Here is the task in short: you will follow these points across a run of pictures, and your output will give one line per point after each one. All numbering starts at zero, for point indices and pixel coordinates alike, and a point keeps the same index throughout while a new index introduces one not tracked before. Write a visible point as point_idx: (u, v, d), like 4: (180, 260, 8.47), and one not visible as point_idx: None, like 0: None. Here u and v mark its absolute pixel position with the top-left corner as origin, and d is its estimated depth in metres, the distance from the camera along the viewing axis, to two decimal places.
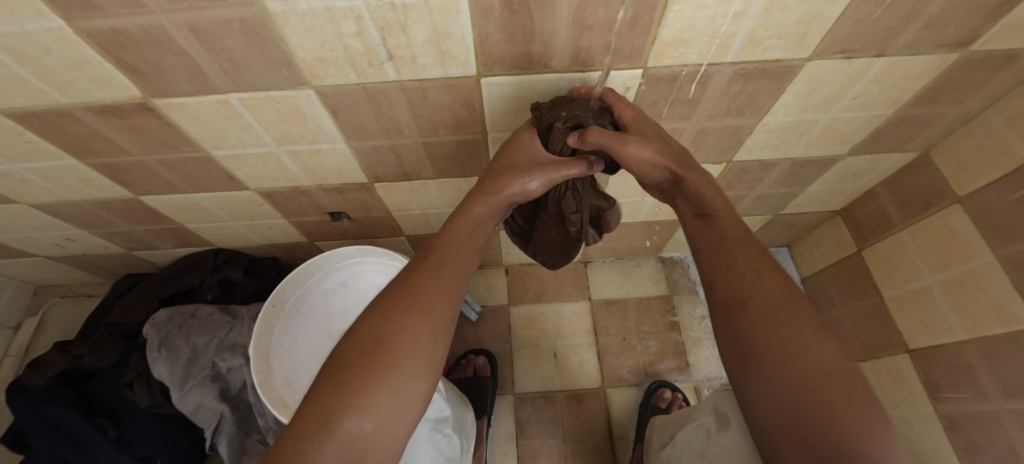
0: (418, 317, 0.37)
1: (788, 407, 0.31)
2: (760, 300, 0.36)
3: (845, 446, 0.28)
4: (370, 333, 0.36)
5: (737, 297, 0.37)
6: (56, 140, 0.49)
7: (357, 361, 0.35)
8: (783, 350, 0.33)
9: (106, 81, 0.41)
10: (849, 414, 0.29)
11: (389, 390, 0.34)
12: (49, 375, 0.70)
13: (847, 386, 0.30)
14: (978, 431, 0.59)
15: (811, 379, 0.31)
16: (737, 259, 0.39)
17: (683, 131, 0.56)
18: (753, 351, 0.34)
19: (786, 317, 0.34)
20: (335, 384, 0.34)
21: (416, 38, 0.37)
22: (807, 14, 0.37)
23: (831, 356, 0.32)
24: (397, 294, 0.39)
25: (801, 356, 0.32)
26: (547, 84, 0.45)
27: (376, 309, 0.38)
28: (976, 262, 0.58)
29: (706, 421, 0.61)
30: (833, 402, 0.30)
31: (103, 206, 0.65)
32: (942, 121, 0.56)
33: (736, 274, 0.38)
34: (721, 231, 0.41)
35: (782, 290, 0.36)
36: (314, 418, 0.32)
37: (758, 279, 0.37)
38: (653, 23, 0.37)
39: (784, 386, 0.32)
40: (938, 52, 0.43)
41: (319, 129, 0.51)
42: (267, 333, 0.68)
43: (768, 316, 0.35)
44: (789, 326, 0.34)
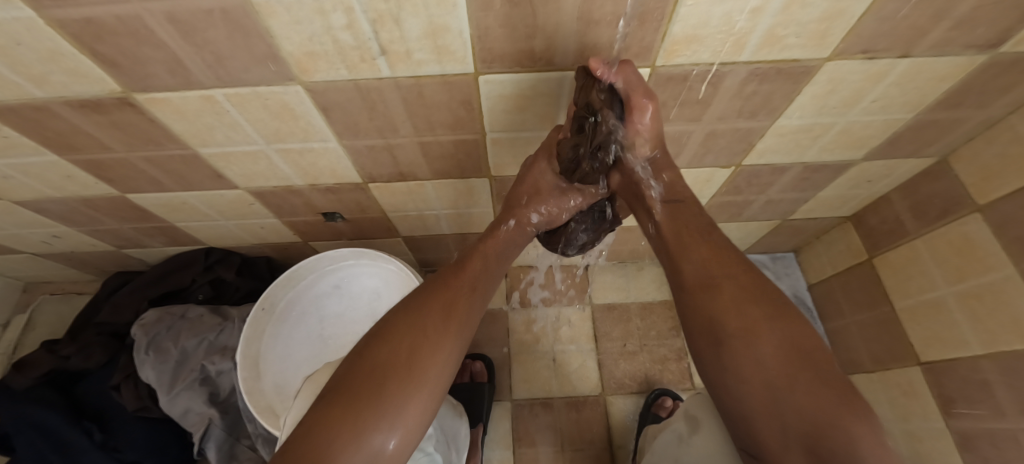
0: (446, 336, 0.39)
1: (762, 385, 0.32)
2: (726, 286, 0.37)
3: (817, 419, 0.29)
4: (405, 347, 0.36)
5: (705, 285, 0.38)
6: (35, 135, 0.47)
7: (383, 377, 0.34)
8: (753, 331, 0.34)
9: (83, 74, 0.39)
10: (817, 387, 0.30)
11: (418, 403, 0.35)
12: (34, 376, 0.68)
13: (813, 360, 0.32)
14: (993, 450, 0.57)
15: (781, 357, 0.32)
16: (697, 250, 0.41)
17: (692, 133, 0.53)
18: (724, 336, 0.35)
19: (749, 298, 0.36)
20: (363, 394, 0.33)
21: (411, 32, 0.35)
22: (831, 11, 0.34)
23: (795, 333, 0.33)
24: (427, 307, 0.40)
25: (769, 336, 0.33)
26: (549, 83, 0.43)
27: (402, 322, 0.39)
28: (996, 274, 0.55)
29: (679, 426, 0.60)
30: (802, 377, 0.31)
31: (90, 203, 0.63)
32: (964, 126, 0.53)
33: (701, 263, 0.40)
34: (685, 223, 0.43)
35: (741, 273, 0.38)
36: (338, 428, 0.32)
37: (723, 267, 0.39)
38: (664, 19, 0.35)
39: (754, 368, 0.33)
40: (967, 53, 0.41)
41: (310, 127, 0.48)
42: (257, 336, 0.67)
43: (735, 301, 0.36)
44: (754, 308, 0.35)
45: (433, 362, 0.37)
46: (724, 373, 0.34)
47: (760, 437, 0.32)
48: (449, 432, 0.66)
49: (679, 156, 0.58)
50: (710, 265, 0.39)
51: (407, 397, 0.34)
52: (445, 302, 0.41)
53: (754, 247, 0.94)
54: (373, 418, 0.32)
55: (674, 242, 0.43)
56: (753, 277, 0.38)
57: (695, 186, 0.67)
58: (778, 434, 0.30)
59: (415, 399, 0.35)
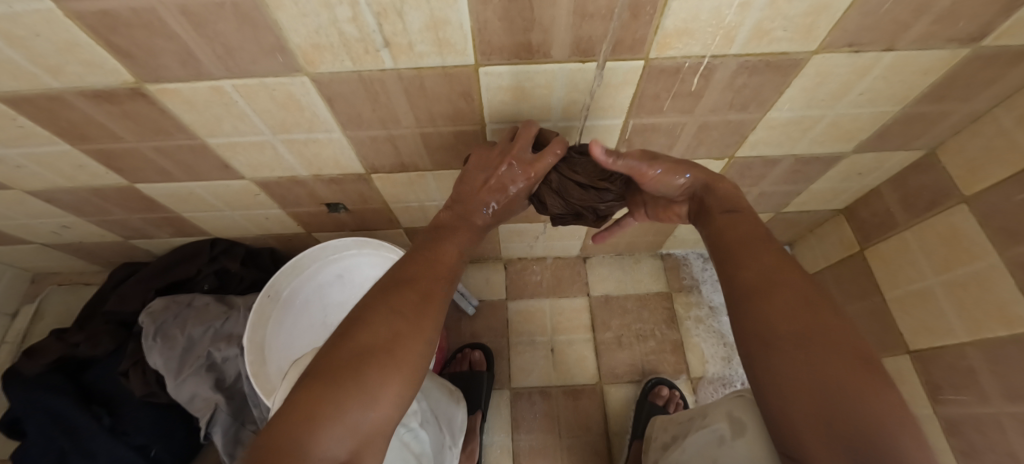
0: (422, 320, 0.40)
1: (811, 389, 0.31)
2: (785, 291, 0.36)
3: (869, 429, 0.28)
4: (385, 330, 0.38)
5: (761, 286, 0.37)
6: (49, 125, 0.49)
7: (366, 357, 0.36)
8: (809, 338, 0.33)
9: (97, 65, 0.40)
10: (870, 397, 0.29)
11: (395, 380, 0.36)
12: (45, 363, 0.70)
13: (867, 371, 0.30)
14: (978, 435, 0.59)
15: (834, 364, 0.31)
16: (757, 254, 0.39)
17: (685, 125, 0.55)
18: (776, 338, 0.34)
19: (807, 305, 0.35)
20: (344, 371, 0.35)
21: (413, 25, 0.36)
22: (815, 6, 0.36)
23: (851, 343, 0.32)
24: (406, 293, 0.41)
25: (822, 343, 0.32)
26: (546, 75, 0.44)
27: (380, 306, 0.40)
28: (981, 263, 0.57)
29: (719, 426, 0.59)
30: (854, 386, 0.29)
31: (99, 194, 0.64)
32: (951, 119, 0.55)
33: (757, 268, 0.38)
34: (743, 229, 0.42)
35: (802, 282, 0.36)
36: (324, 402, 0.33)
37: (781, 273, 0.37)
38: (656, 13, 0.36)
39: (804, 371, 0.31)
40: (948, 47, 0.42)
41: (315, 118, 0.50)
42: (262, 324, 0.68)
43: (793, 307, 0.35)
44: (814, 316, 0.34)
45: (410, 342, 0.38)
46: (770, 374, 0.33)
47: (800, 444, 0.31)
48: (442, 415, 0.69)
49: (672, 148, 0.60)
50: (768, 270, 0.38)
51: (386, 374, 0.36)
52: (420, 287, 0.42)
53: None
54: (353, 393, 0.34)
55: (729, 246, 0.42)
56: (814, 286, 0.36)
57: None
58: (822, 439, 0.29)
59: (394, 377, 0.36)
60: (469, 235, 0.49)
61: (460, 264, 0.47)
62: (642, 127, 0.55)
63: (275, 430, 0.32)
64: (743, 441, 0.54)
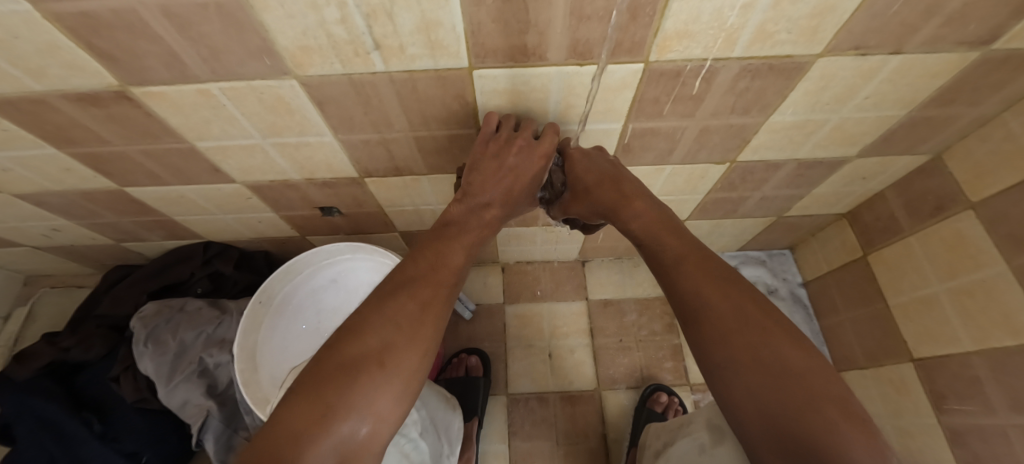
0: (421, 328, 0.38)
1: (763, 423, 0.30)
2: (715, 317, 0.34)
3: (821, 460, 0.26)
4: (379, 338, 0.36)
5: (693, 311, 0.36)
6: (34, 128, 0.48)
7: (356, 367, 0.35)
8: (748, 364, 0.32)
9: (80, 67, 0.39)
10: (822, 423, 0.28)
11: (389, 392, 0.35)
12: (36, 367, 0.69)
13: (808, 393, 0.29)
14: (983, 445, 0.58)
15: (778, 393, 0.30)
16: (682, 276, 0.38)
17: (686, 129, 0.54)
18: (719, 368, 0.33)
19: (738, 328, 0.33)
20: (336, 382, 0.34)
21: (404, 27, 0.35)
22: (821, 7, 0.35)
23: (793, 362, 0.31)
24: (404, 300, 0.39)
25: (762, 370, 0.31)
26: (542, 78, 0.43)
27: (377, 316, 0.38)
28: (987, 270, 0.56)
29: (700, 435, 0.60)
30: (803, 414, 0.28)
31: (89, 197, 0.63)
32: (958, 123, 0.53)
33: (688, 291, 0.37)
34: (662, 248, 0.40)
35: (730, 301, 0.35)
36: (312, 416, 0.32)
37: (705, 290, 0.36)
38: (656, 14, 0.35)
39: (747, 396, 0.31)
40: (958, 49, 0.41)
41: (305, 121, 0.49)
42: (254, 329, 0.67)
43: (726, 332, 0.33)
44: (749, 340, 0.33)
45: (406, 353, 0.36)
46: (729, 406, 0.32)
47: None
48: (440, 424, 0.68)
49: (673, 151, 0.59)
50: (696, 293, 0.36)
51: (379, 386, 0.34)
52: (420, 293, 0.40)
53: (750, 244, 0.94)
54: (344, 406, 0.33)
55: (659, 270, 0.40)
56: (745, 302, 0.35)
57: (690, 182, 0.67)
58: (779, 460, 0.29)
59: (388, 389, 0.35)
60: (482, 235, 0.47)
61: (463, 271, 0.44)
62: (642, 131, 0.54)
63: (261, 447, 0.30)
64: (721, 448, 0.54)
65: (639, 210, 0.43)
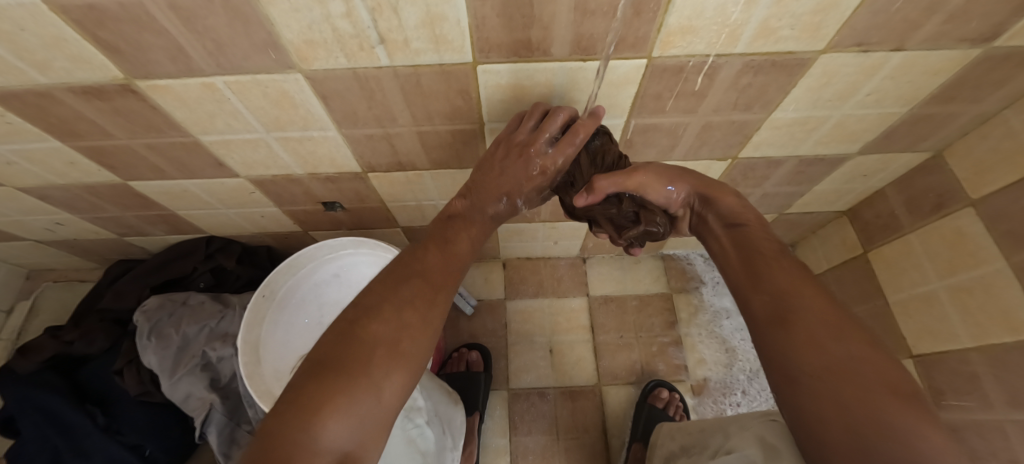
0: (432, 310, 0.38)
1: (846, 428, 0.26)
2: (806, 315, 0.32)
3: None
4: (394, 321, 0.36)
5: (781, 315, 0.33)
6: (39, 121, 0.48)
7: (370, 345, 0.34)
8: (835, 371, 0.28)
9: (85, 60, 0.39)
10: (924, 439, 0.24)
11: (404, 371, 0.35)
12: (39, 360, 0.69)
13: (904, 406, 0.26)
14: (980, 441, 0.58)
15: (861, 399, 0.27)
16: (774, 272, 0.36)
17: (687, 126, 0.54)
18: (797, 370, 0.30)
19: (834, 332, 0.30)
20: (348, 361, 0.33)
21: (408, 21, 0.35)
22: (824, 4, 0.35)
23: (881, 374, 0.28)
24: (419, 282, 0.39)
25: (850, 377, 0.28)
26: (546, 73, 0.43)
27: (393, 297, 0.37)
28: (987, 267, 0.56)
29: (749, 451, 0.49)
30: (890, 421, 0.25)
31: (92, 191, 0.63)
32: (959, 121, 0.54)
33: (776, 288, 0.35)
34: (758, 247, 0.39)
35: (825, 305, 0.32)
36: (335, 392, 0.31)
37: (796, 298, 0.33)
38: (659, 10, 0.35)
39: (833, 409, 0.27)
40: (960, 47, 0.41)
41: (309, 115, 0.49)
42: (258, 323, 0.68)
43: (814, 334, 0.31)
44: (834, 344, 0.30)
45: (420, 327, 0.37)
46: (799, 412, 0.29)
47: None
48: (444, 417, 0.67)
49: (675, 148, 0.59)
50: (787, 292, 0.34)
51: (395, 365, 0.34)
52: (437, 283, 0.40)
53: None
54: (360, 388, 0.32)
55: (747, 262, 0.38)
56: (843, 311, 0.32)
57: None
58: None
59: (404, 370, 0.35)
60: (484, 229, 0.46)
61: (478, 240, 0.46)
62: (644, 127, 0.54)
63: (273, 433, 0.28)
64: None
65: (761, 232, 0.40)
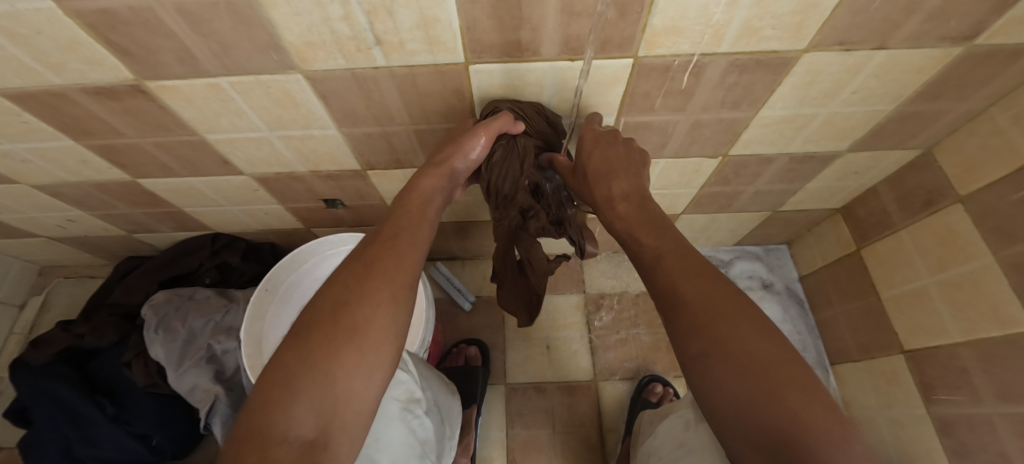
0: (371, 284, 0.37)
1: (729, 387, 0.29)
2: (690, 301, 0.33)
3: (782, 420, 0.26)
4: (332, 303, 0.36)
5: (670, 282, 0.35)
6: (54, 120, 0.50)
7: (312, 334, 0.34)
8: (718, 349, 0.30)
9: (98, 62, 0.41)
10: (783, 387, 0.27)
11: (357, 351, 0.34)
12: (50, 353, 0.72)
13: (775, 358, 0.29)
14: (970, 435, 0.59)
15: (746, 377, 0.28)
16: (664, 249, 0.37)
17: (678, 124, 0.55)
18: (688, 355, 0.31)
19: (710, 313, 0.32)
20: (294, 355, 0.33)
21: (403, 23, 0.37)
22: (804, 4, 0.36)
23: (732, 293, 0.33)
24: (353, 264, 0.40)
25: (734, 351, 0.29)
26: (536, 73, 0.45)
27: (332, 287, 0.38)
28: (976, 263, 0.57)
29: (684, 412, 0.61)
30: (766, 375, 0.28)
31: (103, 188, 0.66)
32: (946, 118, 0.54)
33: (663, 263, 0.36)
34: (644, 241, 0.39)
35: (708, 286, 0.33)
36: (287, 384, 0.32)
37: (683, 266, 0.35)
38: (643, 11, 0.37)
39: (717, 372, 0.29)
40: (941, 45, 0.42)
41: (311, 114, 0.51)
42: (260, 317, 0.70)
43: (696, 319, 0.32)
44: (715, 324, 0.31)
45: (360, 305, 0.36)
46: (695, 391, 0.31)
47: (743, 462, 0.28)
48: (443, 407, 0.69)
49: (666, 146, 0.60)
50: (671, 264, 0.36)
51: (339, 344, 0.34)
52: (370, 257, 0.40)
53: (746, 238, 0.96)
54: (313, 377, 0.32)
55: (639, 258, 0.39)
56: (724, 288, 0.33)
57: (684, 176, 0.69)
58: (748, 441, 0.27)
59: (350, 350, 0.34)
60: (436, 181, 0.46)
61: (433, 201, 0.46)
62: (635, 125, 0.55)
63: (231, 436, 0.30)
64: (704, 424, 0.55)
65: (643, 224, 0.40)
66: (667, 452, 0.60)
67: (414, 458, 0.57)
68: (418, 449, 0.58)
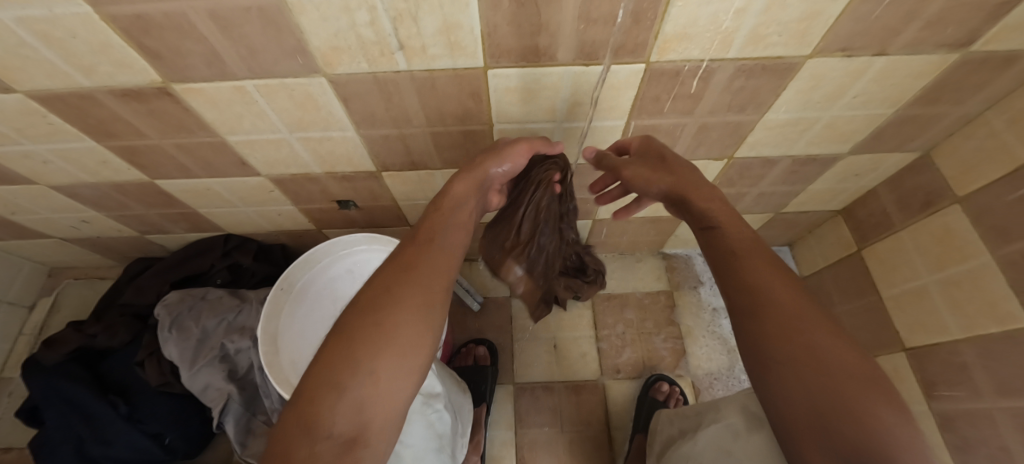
0: (413, 286, 0.40)
1: (810, 405, 0.32)
2: (776, 311, 0.37)
3: (863, 444, 0.28)
4: (373, 307, 0.38)
5: (758, 305, 0.38)
6: (79, 122, 0.51)
7: (355, 335, 0.36)
8: (801, 357, 0.34)
9: (128, 65, 0.43)
10: (868, 413, 0.30)
11: (396, 353, 0.36)
12: (64, 352, 0.72)
13: (863, 389, 0.31)
14: (971, 429, 0.60)
15: (827, 386, 0.32)
16: (752, 269, 0.40)
17: (685, 126, 0.57)
18: (771, 358, 0.35)
19: (798, 324, 0.35)
20: (365, 353, 0.35)
21: (427, 29, 0.39)
22: (809, 12, 0.38)
23: (817, 319, 0.36)
24: (396, 266, 0.42)
25: (816, 361, 0.33)
26: (551, 78, 0.46)
27: (375, 290, 0.39)
28: (973, 262, 0.59)
29: (733, 421, 0.63)
30: (851, 402, 0.30)
31: (120, 189, 0.67)
32: (944, 121, 0.56)
33: (749, 284, 0.39)
34: (732, 242, 0.43)
35: (797, 300, 0.37)
36: (329, 386, 0.33)
37: (773, 289, 0.38)
38: (656, 18, 0.39)
39: (800, 392, 0.33)
40: (939, 52, 0.44)
41: (330, 117, 0.52)
42: (276, 315, 0.71)
43: (783, 325, 0.36)
44: (802, 335, 0.35)
45: (399, 309, 0.38)
46: (767, 393, 0.35)
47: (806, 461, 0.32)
48: (456, 405, 0.69)
49: (673, 148, 0.62)
50: (759, 288, 0.38)
51: (377, 346, 0.35)
52: (410, 260, 0.42)
53: None
54: (354, 373, 0.34)
55: (725, 258, 0.42)
56: (812, 306, 0.37)
57: None
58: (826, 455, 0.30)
59: (388, 351, 0.35)
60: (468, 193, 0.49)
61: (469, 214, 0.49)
62: (643, 127, 0.57)
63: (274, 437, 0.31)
64: (760, 436, 0.58)
65: (736, 228, 0.44)
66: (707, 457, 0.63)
67: (432, 451, 0.61)
68: (437, 442, 0.61)
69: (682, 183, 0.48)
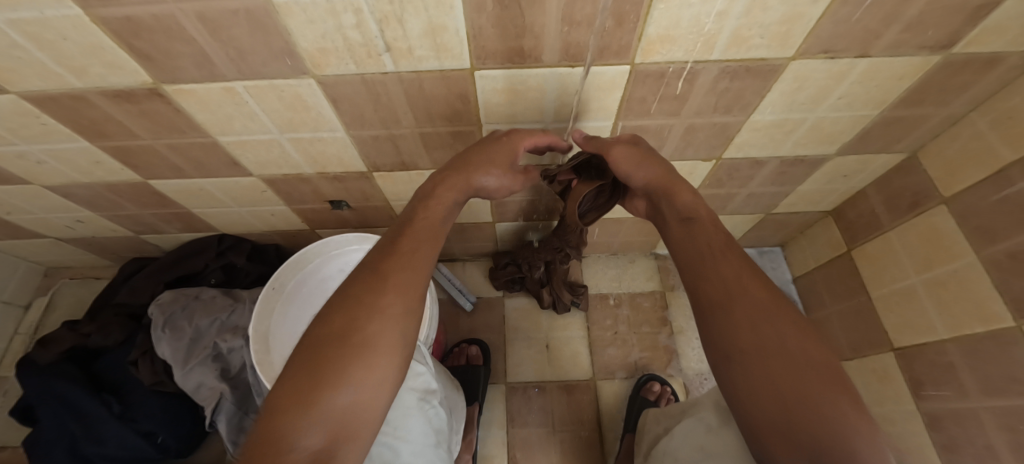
0: (383, 295, 0.39)
1: (773, 399, 0.33)
2: (745, 305, 0.37)
3: (821, 435, 0.30)
4: (342, 317, 0.38)
5: (725, 300, 0.38)
6: (71, 122, 0.52)
7: (327, 345, 0.36)
8: (768, 352, 0.34)
9: (119, 66, 0.43)
10: (829, 406, 0.31)
11: (371, 361, 0.36)
12: (58, 352, 0.73)
13: (826, 382, 0.32)
14: (958, 429, 0.61)
15: (792, 379, 0.33)
16: (722, 264, 0.40)
17: (672, 128, 0.57)
18: (738, 351, 0.36)
19: (767, 318, 0.36)
20: (341, 365, 0.35)
21: (412, 31, 0.39)
22: (789, 15, 0.39)
23: (781, 313, 0.36)
24: (366, 275, 0.41)
25: (783, 356, 0.34)
26: (537, 79, 0.47)
27: (346, 298, 0.40)
28: (959, 262, 0.59)
29: (707, 416, 0.63)
30: (812, 395, 0.31)
31: (114, 189, 0.67)
32: (930, 123, 0.57)
33: (720, 279, 0.39)
34: (705, 240, 0.42)
35: (765, 295, 0.37)
36: (301, 396, 0.34)
37: (742, 283, 0.38)
38: (639, 20, 0.39)
39: (766, 386, 0.33)
40: (920, 54, 0.45)
41: (320, 117, 0.53)
42: (268, 314, 0.72)
43: (752, 319, 0.36)
44: (769, 330, 0.35)
45: (369, 319, 0.38)
46: (731, 385, 0.36)
47: (763, 447, 0.33)
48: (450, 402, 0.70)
49: (661, 149, 0.63)
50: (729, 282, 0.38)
51: (349, 357, 0.36)
52: (378, 267, 0.42)
53: (741, 241, 0.98)
54: (329, 384, 0.34)
55: (693, 259, 0.42)
56: (780, 300, 0.37)
57: None
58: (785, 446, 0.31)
59: (361, 360, 0.36)
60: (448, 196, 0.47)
61: (447, 219, 0.47)
62: (631, 128, 0.57)
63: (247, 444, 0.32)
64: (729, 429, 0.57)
65: (714, 224, 0.43)
66: (685, 454, 0.61)
67: (431, 447, 0.58)
68: (434, 438, 0.60)
69: (667, 176, 0.47)
